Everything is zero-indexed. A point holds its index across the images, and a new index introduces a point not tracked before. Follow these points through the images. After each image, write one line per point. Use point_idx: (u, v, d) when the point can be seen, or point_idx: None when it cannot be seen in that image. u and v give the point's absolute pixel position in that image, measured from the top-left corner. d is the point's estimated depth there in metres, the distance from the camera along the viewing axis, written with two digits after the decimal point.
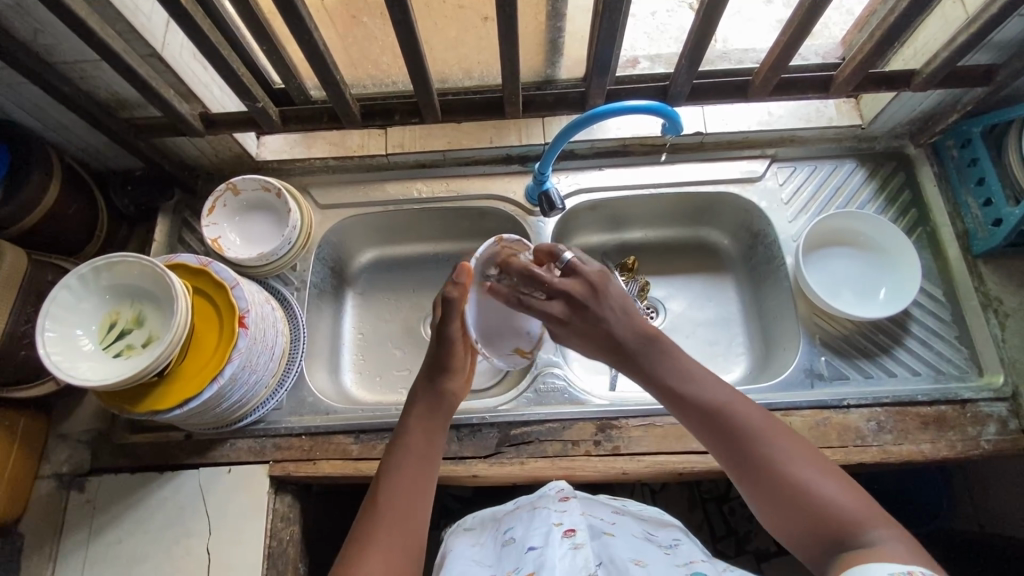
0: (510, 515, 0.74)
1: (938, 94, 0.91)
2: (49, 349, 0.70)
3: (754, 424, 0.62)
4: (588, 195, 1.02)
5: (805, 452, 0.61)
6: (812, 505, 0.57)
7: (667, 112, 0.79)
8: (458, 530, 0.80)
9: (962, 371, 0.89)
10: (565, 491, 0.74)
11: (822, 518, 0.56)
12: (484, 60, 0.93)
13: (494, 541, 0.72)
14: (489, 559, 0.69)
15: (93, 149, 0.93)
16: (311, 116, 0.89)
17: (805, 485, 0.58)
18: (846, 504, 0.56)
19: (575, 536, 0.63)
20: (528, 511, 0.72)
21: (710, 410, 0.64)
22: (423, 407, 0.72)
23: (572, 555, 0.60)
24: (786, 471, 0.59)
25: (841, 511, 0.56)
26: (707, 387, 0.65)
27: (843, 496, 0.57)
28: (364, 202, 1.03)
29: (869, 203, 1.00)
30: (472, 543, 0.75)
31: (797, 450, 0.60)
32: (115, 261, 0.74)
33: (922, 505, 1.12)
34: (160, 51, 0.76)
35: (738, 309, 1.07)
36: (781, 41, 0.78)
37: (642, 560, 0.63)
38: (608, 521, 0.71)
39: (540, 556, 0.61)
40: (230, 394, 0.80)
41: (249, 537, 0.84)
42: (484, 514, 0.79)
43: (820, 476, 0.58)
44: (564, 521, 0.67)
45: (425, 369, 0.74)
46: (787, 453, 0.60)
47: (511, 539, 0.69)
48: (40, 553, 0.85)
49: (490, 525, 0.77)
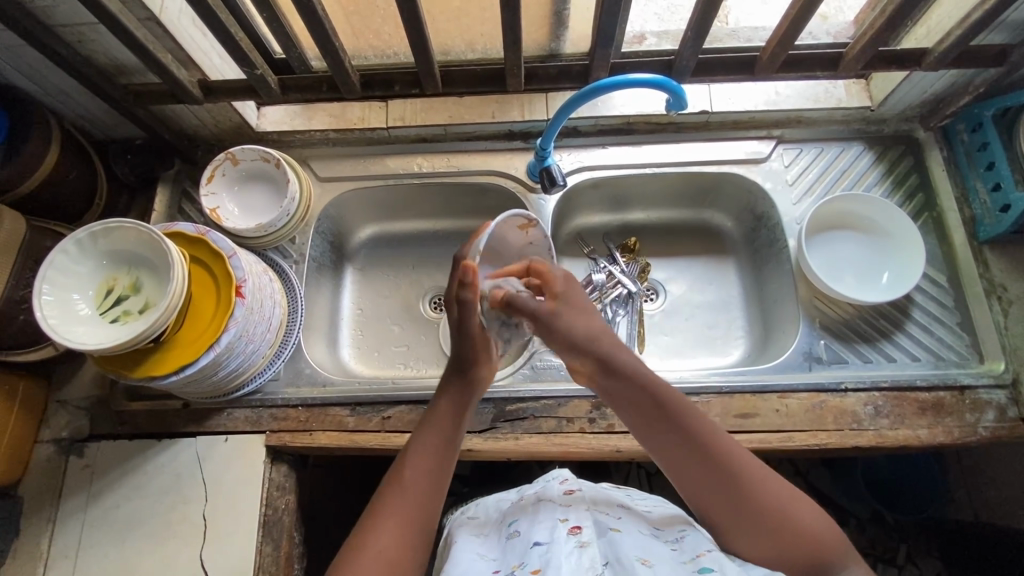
0: (514, 508, 0.72)
1: (951, 75, 0.89)
2: (46, 313, 0.71)
3: (740, 453, 0.65)
4: (590, 173, 1.01)
5: (783, 482, 0.65)
6: (792, 533, 0.61)
7: (671, 86, 0.78)
8: (460, 519, 0.77)
9: (963, 358, 0.89)
10: (569, 483, 0.74)
11: (802, 543, 0.61)
12: (486, 32, 0.92)
13: (497, 534, 0.70)
14: (492, 552, 0.66)
15: (93, 116, 0.93)
16: (311, 85, 0.88)
17: (797, 524, 0.61)
18: (822, 528, 0.62)
19: (581, 534, 0.62)
20: (532, 504, 0.70)
21: (704, 441, 0.65)
22: (451, 395, 0.73)
23: (578, 554, 0.60)
24: (772, 503, 0.62)
25: (822, 538, 0.61)
26: (696, 420, 0.66)
27: (825, 528, 0.62)
28: (364, 175, 1.02)
29: (876, 186, 0.98)
30: (473, 532, 0.72)
31: (780, 483, 0.64)
32: (111, 227, 0.74)
33: (918, 494, 1.12)
34: (157, 15, 0.75)
35: (739, 292, 1.06)
36: (790, 14, 0.76)
37: (649, 559, 0.60)
38: (613, 517, 0.68)
39: (545, 552, 0.60)
40: (227, 363, 0.80)
41: (246, 504, 0.85)
42: (488, 506, 0.77)
43: (800, 504, 0.63)
44: (569, 517, 0.66)
45: (453, 360, 0.75)
46: (773, 484, 0.63)
47: (515, 532, 0.66)
48: (40, 515, 0.86)
49: (494, 517, 0.74)
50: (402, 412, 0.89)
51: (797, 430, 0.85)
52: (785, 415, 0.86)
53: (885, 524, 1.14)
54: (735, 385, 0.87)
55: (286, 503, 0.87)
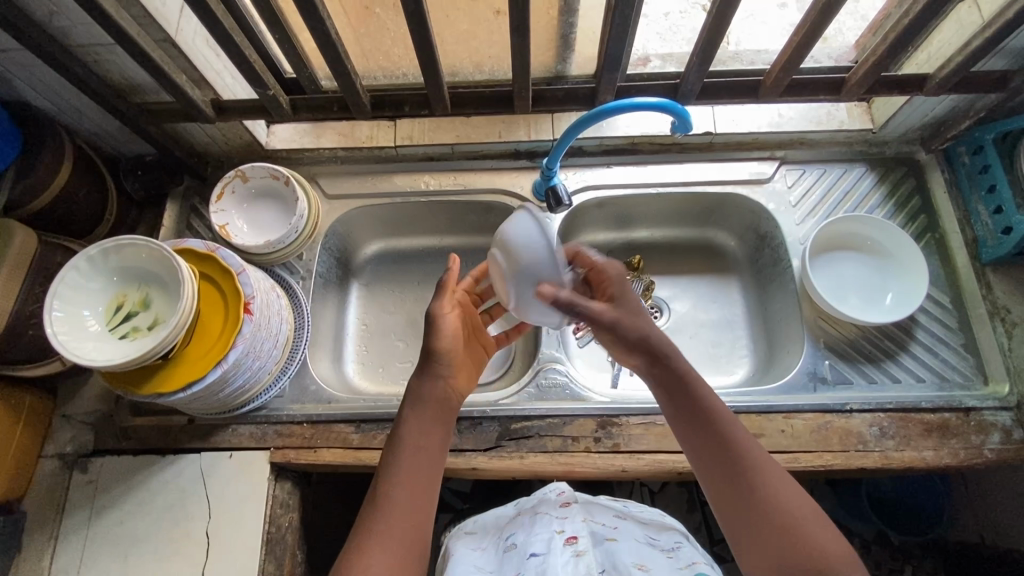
0: (512, 522, 0.73)
1: (952, 99, 0.90)
2: (56, 329, 0.71)
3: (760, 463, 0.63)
4: (595, 192, 1.02)
5: (809, 503, 0.61)
6: (797, 539, 0.58)
7: (677, 110, 0.79)
8: (457, 533, 0.78)
9: (968, 379, 0.89)
10: (566, 495, 0.73)
11: (802, 550, 0.58)
12: (495, 54, 0.93)
13: (495, 546, 0.70)
14: (489, 564, 0.67)
15: (105, 133, 0.94)
16: (321, 105, 0.90)
17: (808, 537, 0.58)
18: (828, 542, 0.58)
19: (578, 543, 0.63)
20: (529, 517, 0.70)
21: (733, 452, 0.64)
22: (425, 404, 0.70)
23: (574, 562, 0.60)
24: (783, 509, 0.60)
25: (828, 550, 0.57)
26: (724, 425, 0.65)
27: (836, 546, 0.57)
28: (372, 193, 1.03)
29: (878, 208, 0.99)
30: (471, 546, 0.72)
31: (795, 491, 0.61)
32: (124, 244, 0.75)
33: (922, 515, 1.12)
34: (173, 36, 0.76)
35: (743, 311, 1.06)
36: (793, 41, 0.78)
37: (645, 564, 0.61)
38: (611, 527, 0.69)
39: (542, 563, 0.60)
40: (233, 380, 0.80)
41: (249, 521, 0.85)
42: (486, 519, 0.77)
43: (813, 520, 0.59)
44: (566, 528, 0.66)
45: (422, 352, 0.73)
46: (796, 501, 0.61)
47: (512, 545, 0.67)
48: (42, 532, 0.86)
49: (493, 532, 0.74)
50: None
51: (802, 451, 0.85)
52: (791, 436, 0.86)
53: (890, 546, 1.14)
54: (741, 405, 0.87)
55: (289, 520, 0.87)
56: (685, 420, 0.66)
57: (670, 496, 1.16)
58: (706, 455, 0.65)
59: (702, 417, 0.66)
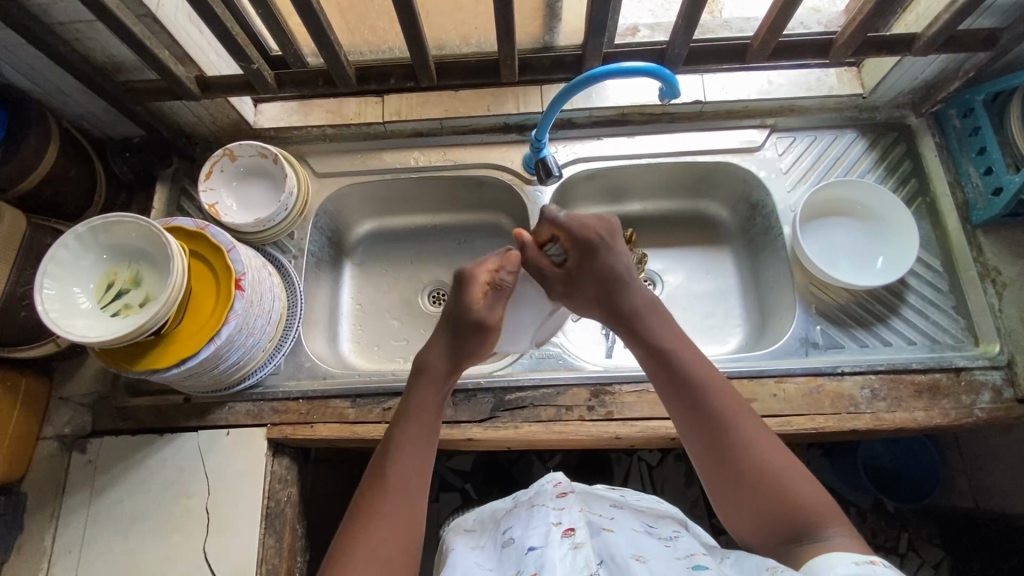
0: (508, 515, 0.72)
1: (942, 59, 0.89)
2: (47, 306, 0.71)
3: (728, 411, 0.67)
4: (586, 164, 1.02)
5: (781, 451, 0.65)
6: (776, 491, 0.62)
7: (664, 74, 0.78)
8: (456, 530, 0.78)
9: (958, 341, 0.89)
10: (562, 486, 0.73)
11: (787, 509, 0.62)
12: (481, 25, 0.93)
13: (493, 542, 0.70)
14: (489, 561, 0.67)
15: (92, 114, 0.94)
16: (307, 80, 0.89)
17: (784, 485, 0.62)
18: (809, 497, 0.62)
19: (575, 535, 0.62)
20: (527, 510, 0.70)
21: (703, 399, 0.68)
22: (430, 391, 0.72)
23: (573, 555, 0.59)
24: (766, 470, 0.63)
25: (810, 508, 0.61)
26: (695, 370, 0.69)
27: (809, 491, 0.62)
28: (362, 170, 1.03)
29: (870, 172, 0.99)
30: (469, 544, 0.72)
31: (779, 454, 0.65)
32: (112, 221, 0.75)
33: (918, 483, 1.12)
34: (154, 11, 0.75)
35: (736, 280, 1.07)
36: (778, 1, 0.77)
37: (643, 556, 0.60)
38: (608, 518, 0.69)
39: (540, 556, 0.60)
40: (228, 356, 0.81)
41: (249, 497, 0.85)
42: (483, 515, 0.77)
43: (789, 468, 0.64)
44: (563, 520, 0.65)
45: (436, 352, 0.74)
46: (768, 452, 0.65)
47: (510, 540, 0.66)
48: (43, 511, 0.87)
49: (490, 525, 0.75)
50: (401, 403, 0.89)
51: (793, 415, 0.85)
52: (783, 400, 0.86)
53: (886, 513, 1.15)
54: (732, 370, 0.88)
55: (288, 495, 0.88)
56: (665, 381, 0.70)
57: (667, 469, 1.17)
58: (689, 424, 0.68)
59: (686, 386, 0.69)
